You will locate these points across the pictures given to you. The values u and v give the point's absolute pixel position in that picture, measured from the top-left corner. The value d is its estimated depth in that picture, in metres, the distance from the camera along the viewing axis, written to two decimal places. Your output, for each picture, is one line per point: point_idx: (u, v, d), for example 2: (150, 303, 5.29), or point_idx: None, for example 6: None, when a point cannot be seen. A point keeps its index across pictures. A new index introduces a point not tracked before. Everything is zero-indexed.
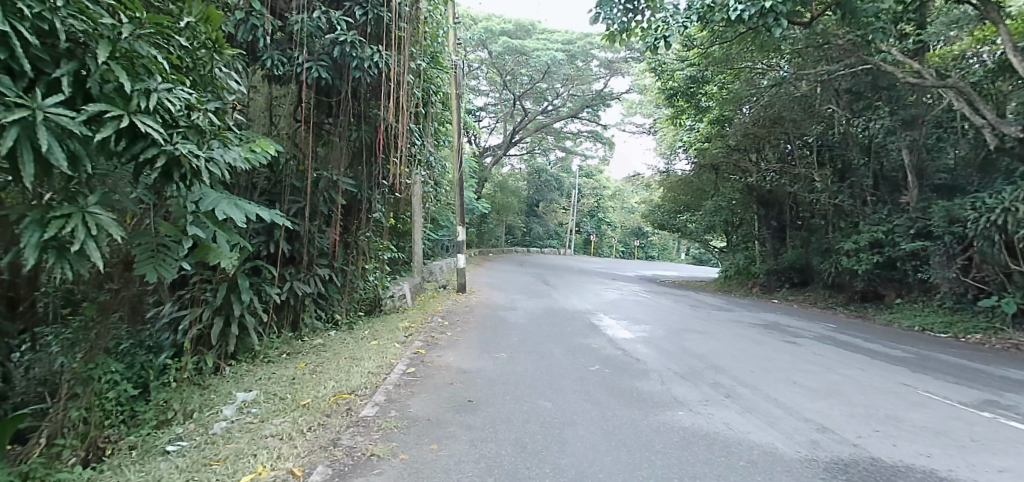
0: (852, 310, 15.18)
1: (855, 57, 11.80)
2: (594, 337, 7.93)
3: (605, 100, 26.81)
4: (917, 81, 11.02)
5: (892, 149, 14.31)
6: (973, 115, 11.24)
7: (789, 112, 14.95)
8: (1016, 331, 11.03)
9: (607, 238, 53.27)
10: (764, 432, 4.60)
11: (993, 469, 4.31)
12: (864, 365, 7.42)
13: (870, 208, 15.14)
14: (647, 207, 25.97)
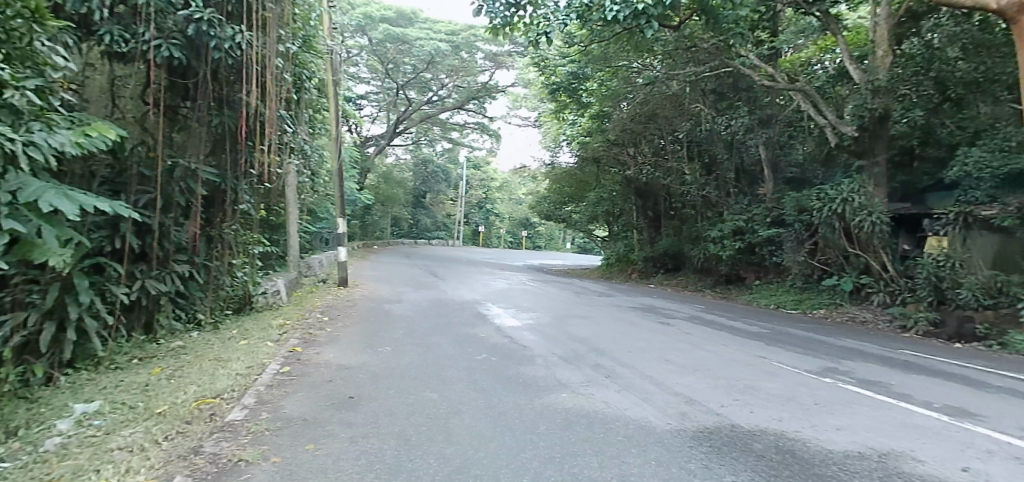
0: (718, 292, 16.62)
1: (719, 60, 12.76)
2: (482, 327, 8.02)
3: (491, 93, 27.08)
4: (771, 85, 12.19)
5: (750, 145, 15.78)
6: (817, 116, 12.60)
7: (662, 109, 16.09)
8: (852, 306, 12.73)
9: (495, 229, 54.11)
10: (638, 407, 4.94)
11: (831, 427, 5.05)
12: (727, 341, 8.15)
13: (732, 199, 16.62)
14: (534, 198, 26.68)
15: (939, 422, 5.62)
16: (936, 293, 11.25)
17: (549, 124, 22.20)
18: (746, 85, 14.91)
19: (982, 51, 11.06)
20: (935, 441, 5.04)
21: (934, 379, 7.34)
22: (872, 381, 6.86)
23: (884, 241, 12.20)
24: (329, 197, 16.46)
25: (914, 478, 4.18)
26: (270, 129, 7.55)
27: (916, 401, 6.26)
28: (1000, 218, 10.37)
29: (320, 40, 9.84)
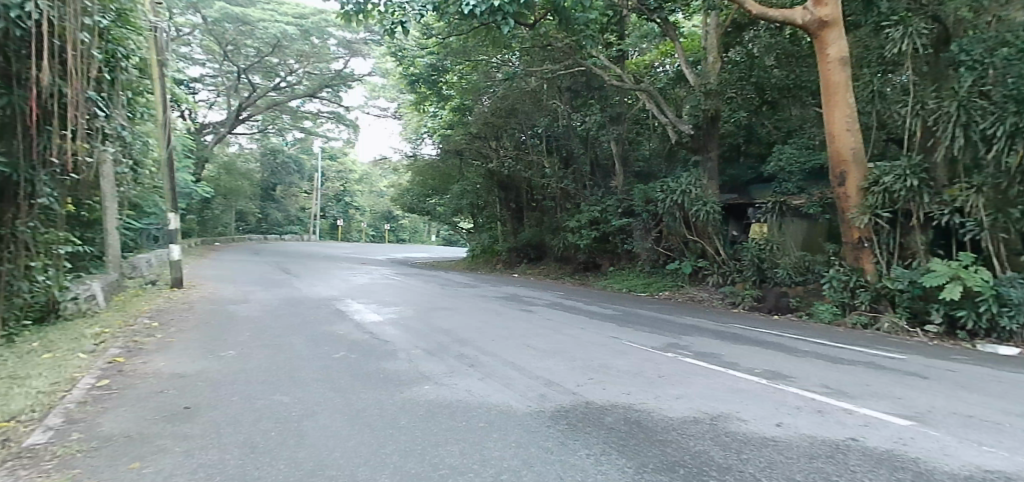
0: (577, 279, 17.67)
1: (572, 59, 13.39)
2: (339, 324, 7.76)
3: (346, 81, 26.29)
4: (619, 84, 13.06)
5: (603, 141, 16.87)
6: (660, 114, 13.65)
7: (521, 104, 16.34)
8: (691, 287, 14.26)
9: (355, 222, 52.56)
10: (501, 394, 5.15)
11: (671, 396, 5.66)
12: (584, 324, 8.68)
13: (589, 192, 17.69)
14: (396, 191, 26.37)
15: (759, 384, 6.47)
16: (758, 272, 12.84)
17: (411, 116, 22.13)
18: (598, 84, 15.87)
19: (791, 60, 12.77)
20: (756, 401, 5.82)
21: (755, 347, 8.42)
22: (707, 353, 7.72)
23: (716, 227, 13.68)
24: (158, 189, 14.81)
25: (738, 435, 4.80)
26: (74, 112, 6.62)
27: (741, 368, 7.14)
28: (808, 204, 12.12)
29: (139, 13, 8.80)
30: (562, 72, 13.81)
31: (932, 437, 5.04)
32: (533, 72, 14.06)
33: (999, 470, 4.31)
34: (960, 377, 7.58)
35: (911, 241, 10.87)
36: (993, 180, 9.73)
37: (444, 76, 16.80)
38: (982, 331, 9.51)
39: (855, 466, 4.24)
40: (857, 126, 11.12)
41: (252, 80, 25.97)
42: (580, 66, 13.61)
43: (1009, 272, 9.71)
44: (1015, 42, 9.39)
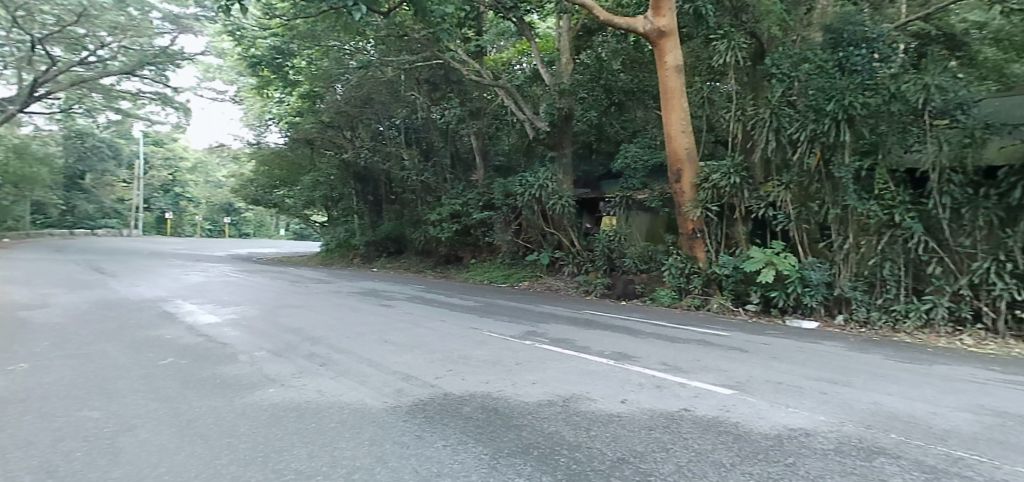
0: (439, 272, 17.80)
1: (430, 52, 13.43)
2: (167, 327, 7.02)
3: (173, 60, 23.85)
4: (478, 80, 13.35)
5: (463, 135, 17.21)
6: (517, 111, 14.51)
7: (377, 93, 16.54)
8: (549, 277, 15.01)
9: (188, 215, 47.88)
10: (354, 392, 5.03)
11: (528, 382, 5.94)
12: (444, 316, 8.74)
13: (449, 185, 17.83)
14: (237, 181, 24.68)
15: (607, 366, 6.96)
16: (609, 262, 13.87)
17: (251, 101, 21.91)
18: (457, 78, 15.78)
19: (636, 65, 13.71)
20: (604, 381, 6.26)
21: (605, 331, 9.05)
22: (561, 339, 8.15)
23: (571, 221, 14.55)
24: None
25: (588, 414, 5.14)
26: None
27: (592, 351, 7.64)
28: (649, 199, 13.26)
29: None
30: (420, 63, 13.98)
31: (749, 403, 5.78)
32: (389, 62, 13.90)
33: (800, 427, 5.06)
34: (772, 349, 8.78)
35: (735, 231, 12.32)
36: (798, 179, 11.32)
37: (290, 59, 16.04)
38: (789, 308, 11.10)
39: (687, 434, 4.74)
40: (690, 128, 12.32)
41: (49, 51, 22.61)
42: (438, 59, 13.80)
43: (809, 257, 11.30)
44: (814, 60, 10.96)
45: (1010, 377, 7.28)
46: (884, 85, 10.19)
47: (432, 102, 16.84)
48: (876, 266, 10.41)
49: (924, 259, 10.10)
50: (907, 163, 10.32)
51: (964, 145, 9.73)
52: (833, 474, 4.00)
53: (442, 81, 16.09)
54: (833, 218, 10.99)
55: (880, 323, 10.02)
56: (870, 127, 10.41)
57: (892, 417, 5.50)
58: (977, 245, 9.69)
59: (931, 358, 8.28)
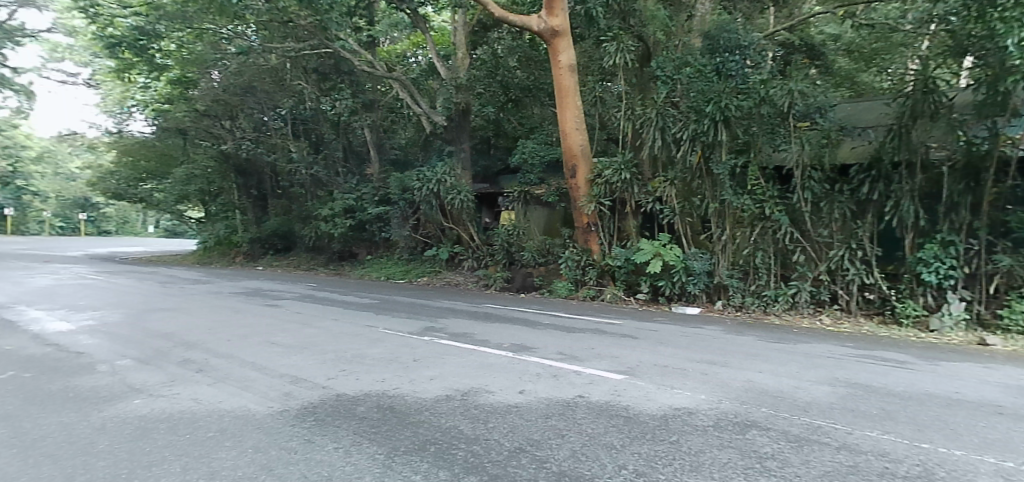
0: (332, 269, 17.34)
1: (318, 40, 13.03)
2: (9, 337, 6.23)
3: (14, 37, 21.19)
4: (371, 70, 13.16)
5: (355, 127, 16.86)
6: (413, 105, 14.42)
7: (259, 82, 15.97)
8: (448, 271, 15.11)
9: (35, 212, 42.71)
10: (236, 398, 4.75)
11: (425, 378, 5.91)
12: (337, 315, 8.44)
13: (341, 178, 17.38)
14: (96, 174, 22.47)
15: (506, 357, 7.08)
16: (508, 255, 14.06)
17: (109, 84, 19.97)
18: (348, 69, 15.61)
19: (531, 63, 13.99)
20: (502, 373, 6.35)
21: (503, 324, 9.19)
22: (460, 333, 8.17)
23: (470, 215, 14.66)
24: None
25: (486, 406, 5.19)
26: None
27: (491, 344, 7.73)
28: (547, 194, 13.64)
29: None
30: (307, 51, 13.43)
31: (639, 386, 6.10)
32: (272, 49, 13.36)
33: (683, 406, 5.42)
34: (660, 335, 9.34)
35: (626, 225, 12.93)
36: (682, 176, 12.01)
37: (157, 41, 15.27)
38: (675, 295, 11.93)
39: (581, 420, 4.92)
40: (583, 126, 12.78)
41: None
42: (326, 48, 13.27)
43: (692, 248, 12.11)
44: (693, 64, 11.77)
45: (858, 351, 8.26)
46: (755, 89, 11.26)
47: (321, 92, 16.22)
48: (750, 256, 11.36)
49: (790, 248, 11.14)
50: (775, 161, 11.27)
51: (823, 145, 10.79)
52: (712, 448, 4.34)
53: (331, 71, 15.80)
54: (712, 212, 11.79)
55: (753, 307, 11.01)
56: (743, 128, 11.35)
57: (764, 393, 6.04)
58: (833, 235, 10.80)
59: (795, 337, 9.20)
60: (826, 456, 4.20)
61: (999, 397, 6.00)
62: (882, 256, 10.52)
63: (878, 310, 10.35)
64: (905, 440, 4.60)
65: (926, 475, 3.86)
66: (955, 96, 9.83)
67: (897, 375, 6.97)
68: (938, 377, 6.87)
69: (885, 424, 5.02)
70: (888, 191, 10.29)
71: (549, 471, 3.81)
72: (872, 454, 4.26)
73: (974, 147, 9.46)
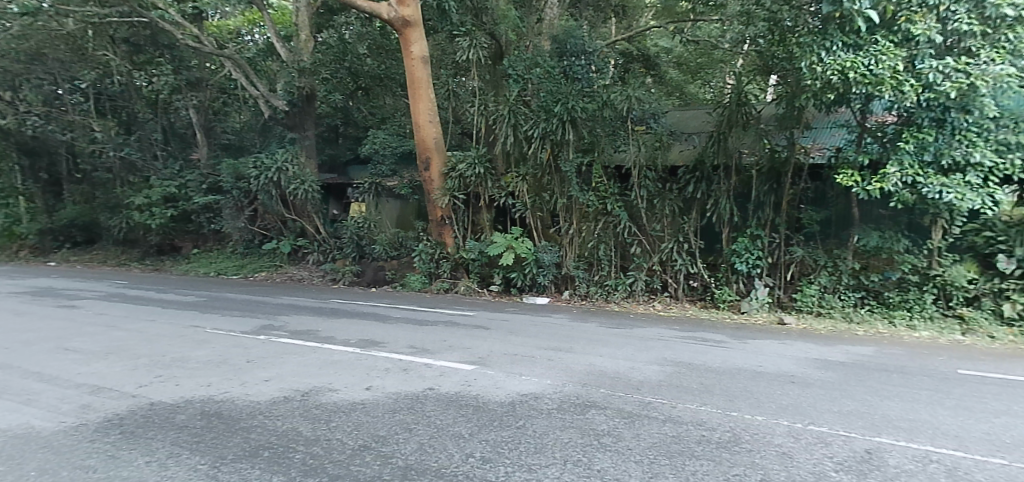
0: (148, 264, 15.72)
1: (129, 6, 12.15)
2: None
3: None
4: (196, 45, 12.63)
5: (177, 107, 16.01)
6: (248, 86, 13.96)
7: (50, 50, 14.16)
8: (289, 266, 14.52)
9: None
10: (15, 415, 4.15)
11: (260, 380, 5.54)
12: (153, 316, 7.63)
13: (160, 163, 16.18)
14: None
15: (352, 354, 6.85)
16: (357, 249, 13.84)
17: None
18: (166, 42, 14.79)
19: (382, 51, 13.39)
20: (347, 370, 6.14)
21: (350, 319, 8.93)
22: (302, 331, 7.78)
23: (315, 207, 14.25)
24: None
25: (328, 405, 5.00)
26: None
27: (336, 341, 7.44)
28: (399, 186, 13.46)
29: None
30: (115, 18, 12.42)
31: (488, 375, 6.26)
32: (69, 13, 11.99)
33: (530, 392, 5.66)
34: (510, 325, 9.67)
35: (479, 218, 13.18)
36: (533, 171, 12.48)
37: None
38: (526, 287, 12.40)
39: (429, 412, 4.92)
40: (437, 119, 12.76)
41: None
42: (141, 18, 12.60)
43: (542, 241, 12.62)
44: (543, 65, 12.24)
45: (683, 333, 9.24)
46: (598, 93, 12.04)
47: (134, 66, 15.16)
48: (594, 248, 12.17)
49: (629, 241, 12.11)
50: (616, 160, 12.12)
51: (655, 148, 11.85)
52: (556, 429, 4.60)
53: (147, 42, 14.67)
54: (561, 207, 12.43)
55: (596, 295, 11.86)
56: (589, 129, 12.01)
57: (603, 375, 6.49)
58: (664, 229, 11.90)
59: (631, 323, 10.04)
60: (654, 429, 4.65)
61: (791, 368, 7.06)
62: (704, 248, 11.81)
63: (700, 296, 11.64)
64: (719, 410, 5.22)
65: (734, 439, 4.43)
66: (762, 110, 11.00)
67: (714, 353, 7.90)
68: (747, 353, 7.90)
69: (704, 397, 5.67)
70: (708, 190, 11.54)
71: (394, 466, 3.79)
72: (692, 424, 4.79)
73: (776, 154, 10.92)
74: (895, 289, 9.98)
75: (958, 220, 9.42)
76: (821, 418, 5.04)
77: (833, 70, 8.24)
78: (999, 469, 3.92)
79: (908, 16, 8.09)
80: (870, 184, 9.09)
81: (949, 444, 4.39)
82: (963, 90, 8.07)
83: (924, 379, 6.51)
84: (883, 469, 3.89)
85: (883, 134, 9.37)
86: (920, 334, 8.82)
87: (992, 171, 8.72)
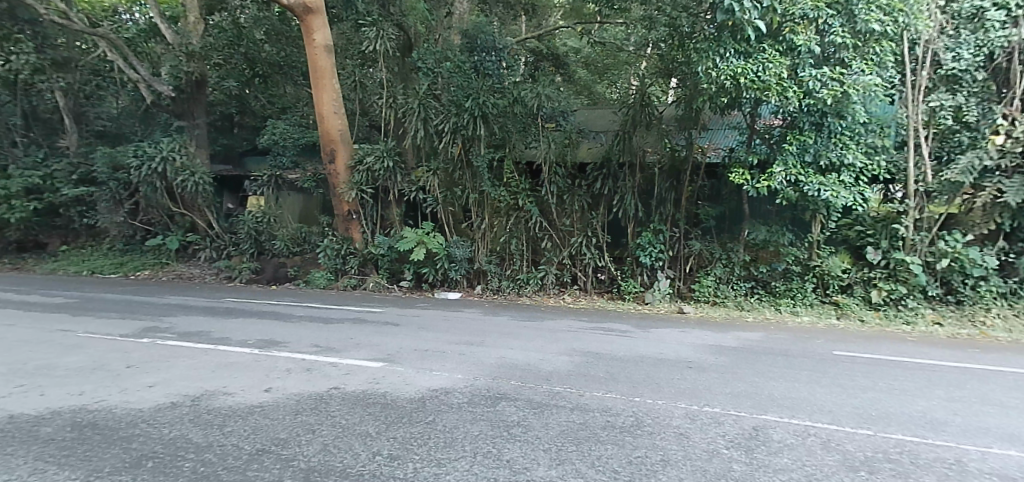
0: (9, 262, 14.16)
1: None
2: None
3: None
4: (65, 23, 11.68)
5: (42, 89, 14.47)
6: (128, 68, 12.91)
7: None
8: (177, 263, 13.65)
9: None
10: None
11: (142, 386, 5.15)
12: (11, 320, 6.89)
13: (21, 150, 14.74)
14: None
15: (249, 355, 6.53)
16: (255, 245, 13.24)
17: None
18: None
19: (280, 38, 12.82)
20: (244, 372, 5.84)
21: (247, 319, 8.50)
22: (192, 332, 7.31)
23: (207, 201, 13.55)
24: None
25: (222, 410, 4.73)
26: None
27: (231, 342, 7.07)
28: (303, 179, 12.95)
29: None
30: None
31: (398, 372, 6.18)
32: None
33: (440, 387, 5.65)
34: (421, 320, 9.61)
35: (389, 213, 12.88)
36: (443, 166, 12.37)
37: None
38: (438, 282, 12.37)
39: (334, 412, 4.79)
40: (342, 109, 12.38)
41: None
42: None
43: (454, 236, 12.61)
44: (453, 59, 12.17)
45: (591, 324, 9.58)
46: (508, 89, 12.12)
47: None
48: (506, 243, 12.35)
49: (539, 236, 12.36)
50: (527, 157, 12.29)
51: (565, 145, 12.07)
52: (466, 423, 4.63)
53: None
54: (472, 202, 12.46)
55: (508, 289, 12.03)
56: (500, 125, 12.04)
57: (514, 368, 6.59)
58: (574, 224, 12.26)
59: (542, 315, 10.29)
60: (561, 417, 4.79)
61: (689, 354, 7.51)
62: (611, 242, 12.25)
63: (607, 288, 12.10)
64: (623, 396, 5.47)
65: (636, 423, 4.67)
66: (663, 111, 11.42)
67: (619, 342, 8.25)
68: (649, 341, 8.32)
69: (609, 384, 5.92)
70: (614, 187, 12.01)
71: (295, 469, 3.67)
72: (598, 410, 4.98)
73: (676, 153, 11.48)
74: (780, 278, 10.87)
75: (833, 215, 10.32)
76: (715, 399, 5.42)
77: (726, 75, 8.81)
78: (867, 439, 4.39)
79: (791, 28, 8.78)
80: (758, 183, 9.89)
81: (824, 419, 4.86)
82: (838, 97, 8.91)
83: (804, 360, 7.16)
84: (768, 444, 4.25)
85: (770, 136, 10.11)
86: (802, 319, 9.69)
87: (860, 172, 9.78)
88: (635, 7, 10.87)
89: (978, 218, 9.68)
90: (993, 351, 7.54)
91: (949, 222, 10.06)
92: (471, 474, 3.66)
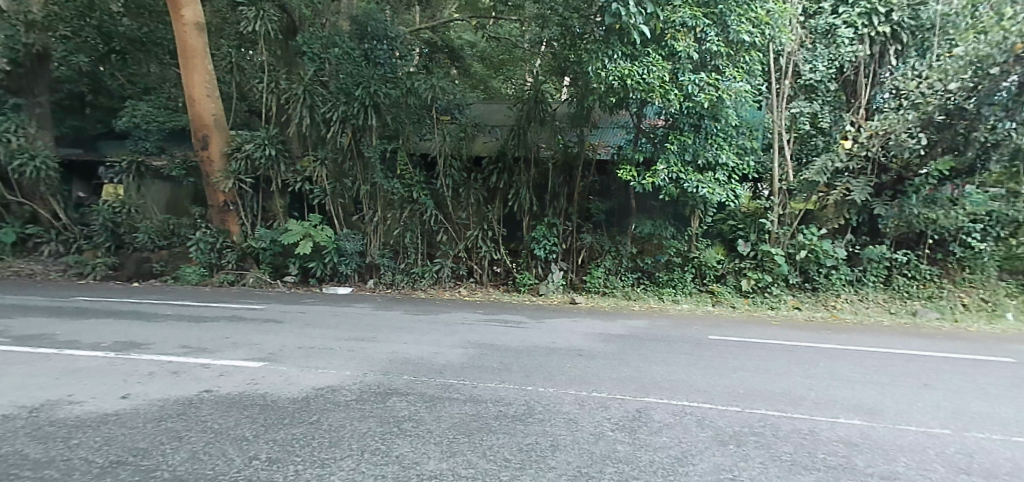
0: None
1: None
2: None
3: None
4: None
5: None
6: None
7: None
8: (14, 259, 12.19)
9: None
10: None
11: None
12: None
13: None
14: None
15: (103, 359, 5.94)
16: (114, 238, 12.32)
17: None
18: None
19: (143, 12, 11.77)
20: (96, 378, 5.30)
21: (102, 319, 7.72)
22: (32, 335, 6.53)
23: (50, 187, 12.38)
24: None
25: (67, 420, 4.27)
26: None
27: (82, 345, 6.39)
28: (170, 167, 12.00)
29: None
30: None
31: (279, 372, 5.89)
32: None
33: (326, 385, 5.46)
34: (307, 317, 9.22)
35: (271, 204, 12.43)
36: (332, 156, 11.96)
37: None
38: (327, 276, 11.96)
39: (206, 417, 4.49)
40: (217, 93, 11.50)
41: None
42: None
43: (344, 229, 12.24)
44: (342, 45, 11.58)
45: (488, 316, 9.70)
46: (400, 80, 11.69)
47: None
48: (399, 235, 12.19)
49: (434, 229, 12.31)
50: (421, 148, 12.19)
51: (460, 138, 12.01)
52: (356, 421, 4.52)
53: None
54: (364, 194, 12.17)
55: (402, 283, 11.91)
56: (392, 116, 11.77)
57: (406, 362, 6.51)
58: (469, 218, 12.32)
59: (438, 308, 10.27)
60: (454, 409, 4.82)
61: (579, 342, 7.82)
62: (506, 235, 12.43)
63: (503, 280, 12.32)
64: (516, 386, 5.60)
65: (527, 411, 4.80)
66: (556, 108, 11.53)
67: (513, 333, 8.42)
68: (542, 331, 8.58)
69: (502, 375, 6.04)
70: (510, 181, 12.18)
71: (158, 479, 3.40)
72: (490, 401, 5.06)
73: (568, 149, 11.87)
74: (663, 269, 11.62)
75: (709, 212, 11.10)
76: (602, 384, 5.70)
77: (614, 76, 9.17)
78: (734, 415, 4.82)
79: (672, 34, 9.17)
80: (643, 179, 10.42)
81: (699, 398, 5.28)
82: (713, 100, 9.66)
83: (683, 345, 7.72)
84: (648, 424, 4.55)
85: (655, 135, 10.62)
86: (681, 306, 10.44)
87: (731, 171, 10.63)
88: (529, 6, 11.06)
89: (830, 213, 10.96)
90: (839, 332, 8.54)
91: (807, 217, 11.23)
92: (356, 473, 3.58)
